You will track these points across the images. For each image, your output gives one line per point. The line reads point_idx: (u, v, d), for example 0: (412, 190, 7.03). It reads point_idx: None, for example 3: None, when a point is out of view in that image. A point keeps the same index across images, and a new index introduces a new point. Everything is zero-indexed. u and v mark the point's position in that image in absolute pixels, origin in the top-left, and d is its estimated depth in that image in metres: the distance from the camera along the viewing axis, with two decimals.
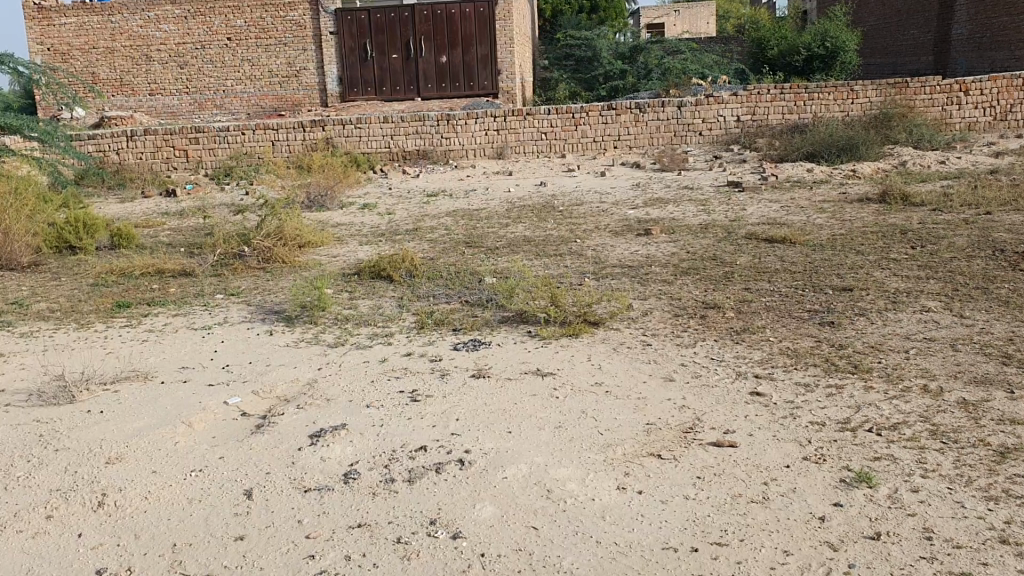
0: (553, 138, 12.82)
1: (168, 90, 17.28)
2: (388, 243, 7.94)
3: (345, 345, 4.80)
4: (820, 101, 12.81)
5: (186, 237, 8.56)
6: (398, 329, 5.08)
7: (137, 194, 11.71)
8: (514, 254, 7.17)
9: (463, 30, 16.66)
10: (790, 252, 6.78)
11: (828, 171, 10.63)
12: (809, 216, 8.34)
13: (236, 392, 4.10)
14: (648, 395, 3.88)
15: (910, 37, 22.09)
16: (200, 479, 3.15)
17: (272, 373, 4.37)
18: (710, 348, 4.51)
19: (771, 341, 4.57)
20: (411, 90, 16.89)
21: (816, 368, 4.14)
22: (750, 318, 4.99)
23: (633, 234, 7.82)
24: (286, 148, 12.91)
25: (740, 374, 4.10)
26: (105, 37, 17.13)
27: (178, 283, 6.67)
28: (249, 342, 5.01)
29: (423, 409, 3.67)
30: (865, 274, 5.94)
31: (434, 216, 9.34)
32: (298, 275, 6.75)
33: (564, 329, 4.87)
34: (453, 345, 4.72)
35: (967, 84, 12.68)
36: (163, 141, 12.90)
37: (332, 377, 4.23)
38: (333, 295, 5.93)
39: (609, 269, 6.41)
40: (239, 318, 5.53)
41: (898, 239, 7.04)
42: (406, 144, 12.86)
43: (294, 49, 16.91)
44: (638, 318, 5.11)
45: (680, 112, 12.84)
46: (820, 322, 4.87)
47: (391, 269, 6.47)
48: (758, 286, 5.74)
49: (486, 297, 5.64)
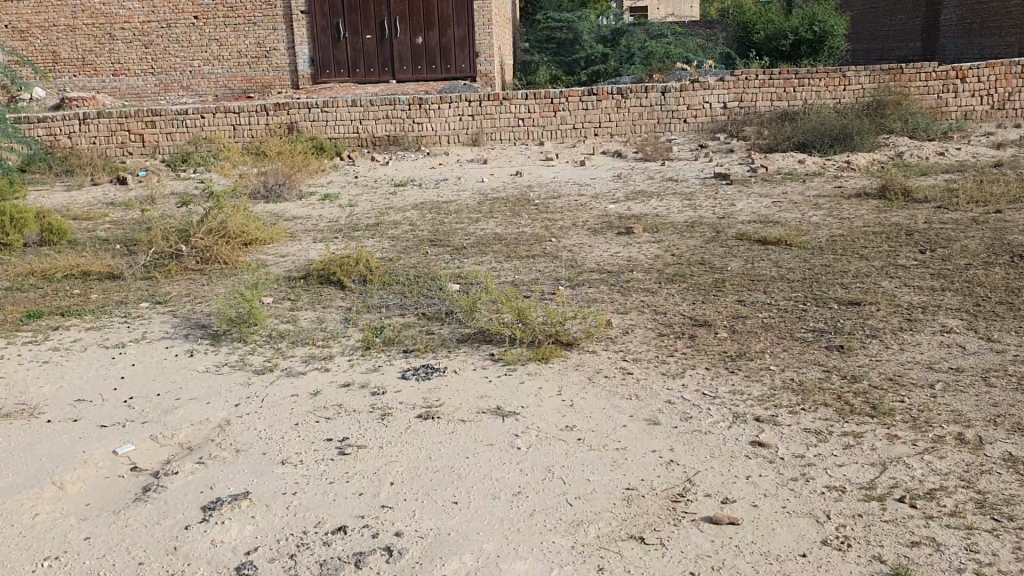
0: (530, 124, 12.09)
1: (133, 71, 16.45)
2: (345, 241, 7.22)
3: (274, 373, 4.10)
4: (811, 87, 12.14)
5: (126, 232, 7.81)
6: (338, 351, 4.38)
7: (85, 181, 10.91)
8: (482, 255, 6.47)
9: (441, 10, 15.78)
10: (787, 256, 6.12)
11: (821, 162, 9.98)
12: (804, 213, 7.69)
13: (130, 439, 3.40)
14: (629, 445, 3.20)
15: (898, 22, 21.50)
16: (54, 572, 2.45)
17: (180, 412, 3.66)
18: (701, 380, 3.82)
19: (773, 371, 3.89)
20: (386, 71, 15.97)
21: (829, 409, 3.47)
22: (747, 340, 4.31)
23: (613, 233, 7.14)
24: (248, 132, 12.11)
25: (738, 416, 3.43)
26: (65, 13, 16.24)
27: (103, 288, 5.93)
28: (164, 367, 4.29)
29: (350, 468, 2.98)
30: (871, 284, 5.28)
31: (400, 209, 8.65)
32: (237, 279, 6.03)
33: (532, 352, 4.19)
34: (401, 373, 4.02)
35: (964, 71, 12.03)
36: (117, 124, 12.08)
37: (249, 418, 3.53)
38: (272, 306, 5.23)
39: (584, 275, 5.74)
40: (160, 335, 4.81)
41: (905, 241, 6.39)
42: (375, 130, 12.12)
43: (263, 29, 16.08)
44: (619, 338, 4.43)
45: (664, 98, 12.13)
46: (827, 345, 4.20)
47: (340, 274, 5.76)
48: (753, 298, 5.08)
49: (445, 311, 4.94)
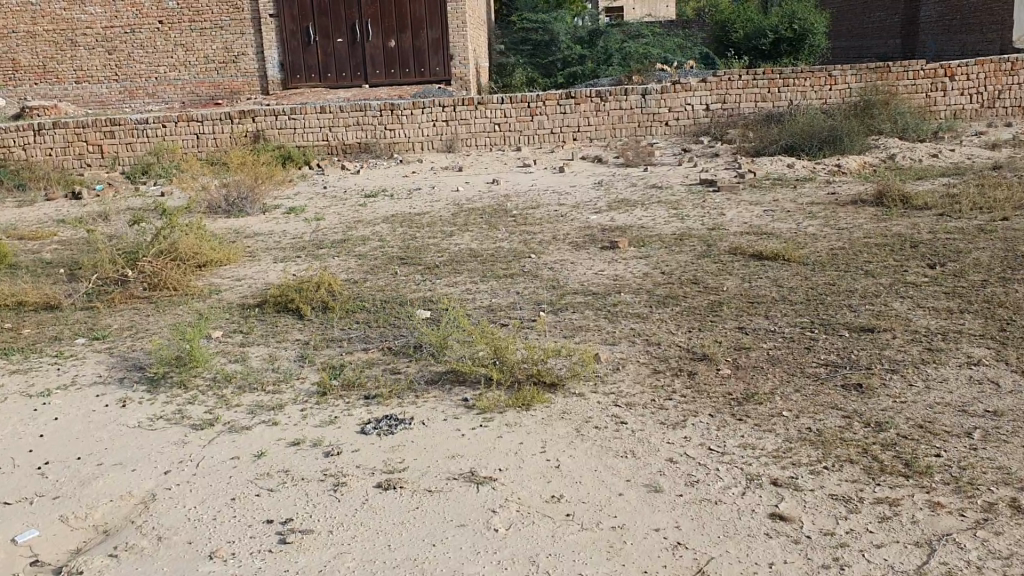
0: (506, 129, 11.59)
1: (96, 78, 15.83)
2: (307, 260, 6.67)
3: (214, 428, 3.56)
4: (796, 87, 11.70)
5: (75, 254, 7.22)
6: (290, 398, 3.84)
7: (38, 196, 10.27)
8: (455, 275, 5.95)
9: (414, 12, 15.23)
10: (786, 273, 5.64)
11: (810, 166, 9.55)
12: (798, 223, 7.23)
13: (35, 521, 2.88)
14: (626, 522, 2.72)
15: (877, 19, 21.13)
16: None
17: (99, 481, 3.14)
18: (706, 431, 3.33)
19: (786, 418, 3.41)
20: (358, 76, 15.41)
21: (855, 467, 2.99)
22: (754, 378, 3.82)
23: (597, 248, 6.65)
24: (212, 140, 11.49)
25: (752, 479, 2.95)
26: (25, 19, 15.61)
27: (36, 321, 5.36)
28: (90, 421, 3.74)
29: (291, 567, 2.50)
30: (882, 305, 4.81)
31: (370, 222, 8.12)
32: (186, 308, 5.48)
33: (511, 397, 3.69)
34: (362, 425, 3.50)
35: (952, 69, 11.61)
36: (74, 135, 11.40)
37: (178, 491, 3.02)
38: (221, 342, 4.69)
39: (567, 298, 5.24)
40: (92, 378, 4.26)
41: (910, 253, 5.93)
42: (345, 137, 11.55)
43: (230, 33, 15.48)
44: (609, 376, 3.92)
45: (645, 101, 11.65)
46: (844, 384, 3.71)
47: (299, 300, 5.22)
48: (754, 324, 4.59)
49: (413, 346, 4.41)
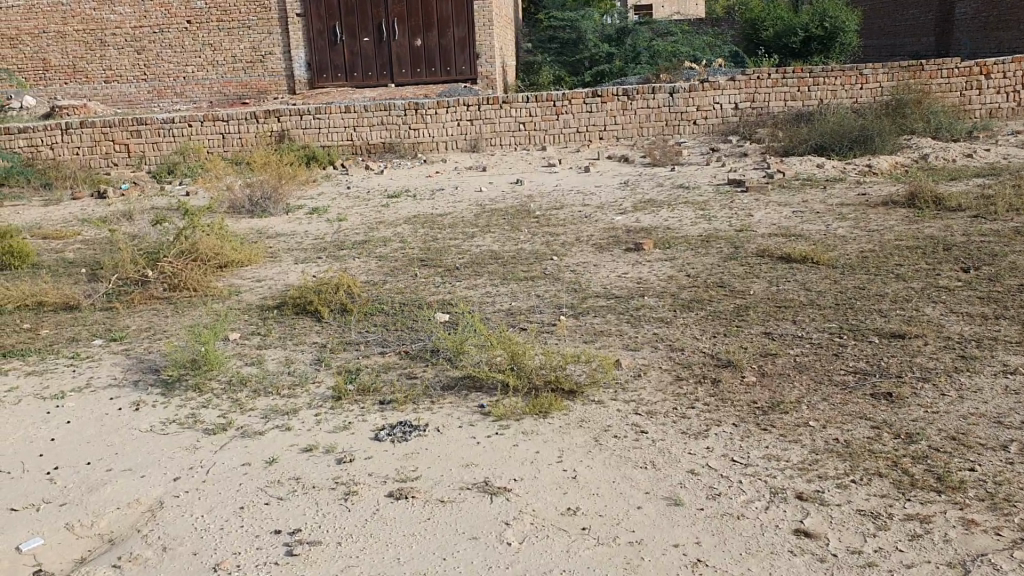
0: (531, 129, 11.49)
1: (125, 77, 15.91)
2: (327, 261, 6.62)
3: (227, 433, 3.50)
4: (827, 86, 11.51)
5: (98, 253, 7.21)
6: (304, 403, 3.77)
7: (65, 195, 10.31)
8: (477, 277, 5.86)
9: (440, 11, 15.16)
10: (815, 276, 5.50)
11: (840, 166, 9.38)
12: (828, 224, 7.08)
13: (41, 529, 2.84)
14: (644, 537, 2.62)
15: (911, 17, 20.80)
16: None
17: (107, 488, 3.09)
18: (729, 442, 3.22)
19: (813, 429, 3.29)
20: (384, 75, 15.39)
21: (885, 481, 2.87)
22: (780, 386, 3.71)
23: (621, 250, 6.54)
24: (237, 140, 11.48)
25: (776, 492, 2.84)
26: (56, 20, 15.72)
27: (55, 321, 5.34)
28: (103, 424, 3.69)
29: None
30: (913, 311, 4.67)
31: (392, 223, 8.06)
32: (205, 309, 5.44)
33: (529, 404, 3.60)
34: (376, 432, 3.42)
35: (988, 67, 11.36)
36: (101, 134, 11.44)
37: (187, 498, 2.96)
38: (237, 345, 4.64)
39: (589, 301, 5.14)
40: (107, 381, 4.22)
41: (943, 257, 5.78)
42: (370, 136, 11.51)
43: (258, 32, 15.50)
44: (630, 383, 3.82)
45: (672, 100, 11.51)
46: (872, 393, 3.59)
47: (317, 302, 5.16)
48: (781, 330, 4.47)
49: (431, 350, 4.33)
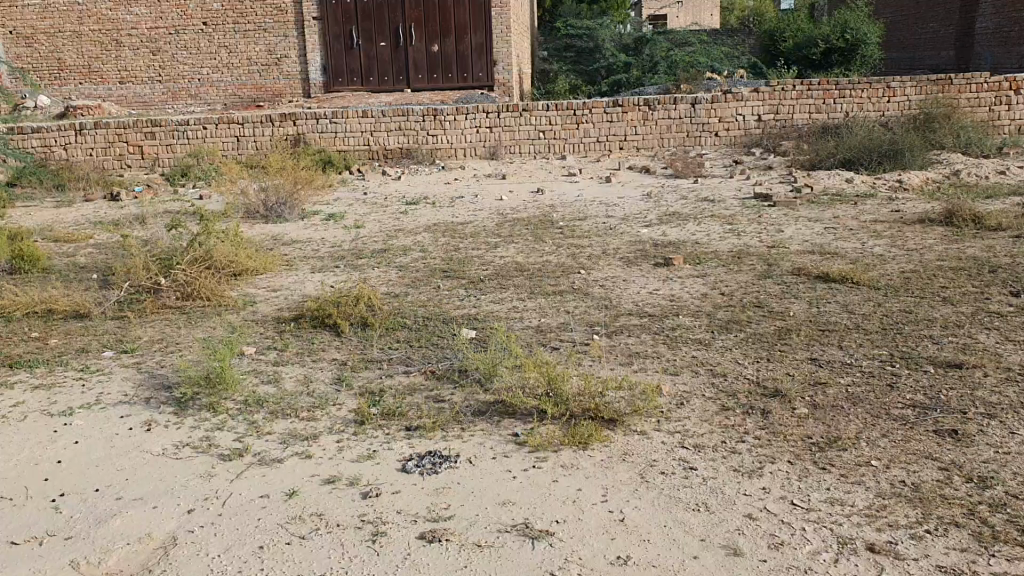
0: (551, 137, 11.25)
1: (140, 78, 15.75)
2: (345, 271, 6.40)
3: (244, 459, 3.27)
4: (853, 98, 11.22)
5: (110, 259, 7.00)
6: (326, 427, 3.54)
7: (77, 196, 10.12)
8: (501, 291, 5.63)
9: (457, 17, 14.96)
10: (856, 297, 5.26)
11: (870, 181, 9.13)
12: (863, 242, 6.83)
13: (44, 567, 2.62)
14: None
15: (931, 30, 20.52)
16: None
17: (115, 520, 2.86)
18: (787, 482, 2.98)
19: (877, 469, 3.04)
20: (400, 80, 15.17)
21: (962, 532, 2.63)
22: (834, 420, 3.46)
23: (650, 265, 6.30)
24: (252, 144, 11.27)
25: (844, 543, 2.60)
26: (71, 19, 15.56)
27: (65, 330, 5.13)
28: (111, 446, 3.46)
29: None
30: (967, 339, 4.41)
31: (411, 231, 7.83)
32: (219, 321, 5.22)
33: (566, 434, 3.37)
34: (403, 463, 3.19)
35: (1018, 82, 11.06)
36: (115, 135, 11.25)
37: (202, 535, 2.75)
38: (253, 361, 4.40)
39: (621, 319, 4.91)
40: (118, 397, 4.00)
41: (988, 280, 5.52)
42: (387, 142, 11.31)
43: (275, 35, 15.32)
44: (674, 413, 3.57)
45: (694, 110, 11.23)
46: (935, 429, 3.34)
47: (337, 315, 4.92)
48: (828, 356, 4.22)
49: (458, 371, 4.09)
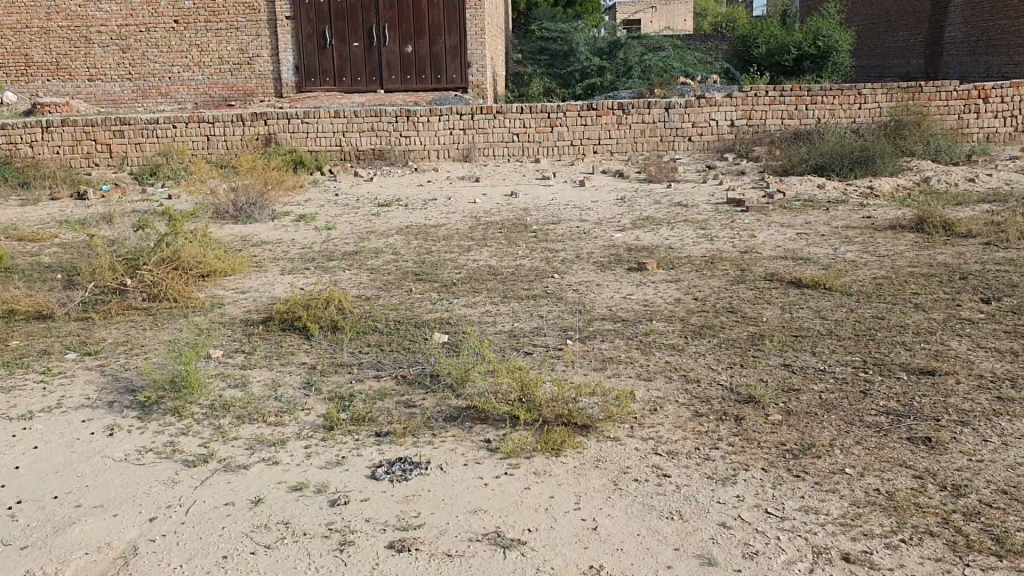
0: (525, 140, 11.20)
1: (109, 76, 15.53)
2: (317, 273, 6.32)
3: (209, 465, 3.19)
4: (825, 105, 11.25)
5: (75, 259, 6.86)
6: (294, 433, 3.47)
7: (43, 194, 9.93)
8: (474, 295, 5.57)
9: (431, 18, 14.88)
10: (830, 303, 5.25)
11: (842, 187, 9.17)
12: (836, 248, 6.83)
13: None
14: None
15: (901, 38, 20.65)
16: None
17: (73, 528, 2.78)
18: (760, 489, 2.95)
19: (851, 477, 3.02)
20: (373, 80, 15.04)
21: (937, 541, 2.61)
22: (808, 428, 3.43)
23: (623, 269, 6.27)
24: (222, 143, 11.12)
25: (819, 552, 2.58)
26: (39, 15, 15.31)
27: (26, 331, 5.01)
28: (72, 452, 3.37)
29: None
30: (939, 346, 4.41)
31: (383, 233, 7.75)
32: (186, 322, 5.13)
33: (540, 440, 3.32)
34: (372, 470, 3.12)
35: (987, 91, 11.14)
36: (83, 133, 11.05)
37: (164, 544, 2.67)
38: (219, 364, 4.31)
39: (595, 325, 4.86)
40: (79, 401, 3.90)
41: (959, 286, 5.54)
42: (360, 143, 11.21)
43: (247, 34, 15.19)
44: (649, 419, 3.53)
45: (668, 114, 11.23)
46: (909, 437, 3.33)
47: (306, 319, 4.85)
48: (800, 362, 4.20)
49: (431, 375, 4.03)
